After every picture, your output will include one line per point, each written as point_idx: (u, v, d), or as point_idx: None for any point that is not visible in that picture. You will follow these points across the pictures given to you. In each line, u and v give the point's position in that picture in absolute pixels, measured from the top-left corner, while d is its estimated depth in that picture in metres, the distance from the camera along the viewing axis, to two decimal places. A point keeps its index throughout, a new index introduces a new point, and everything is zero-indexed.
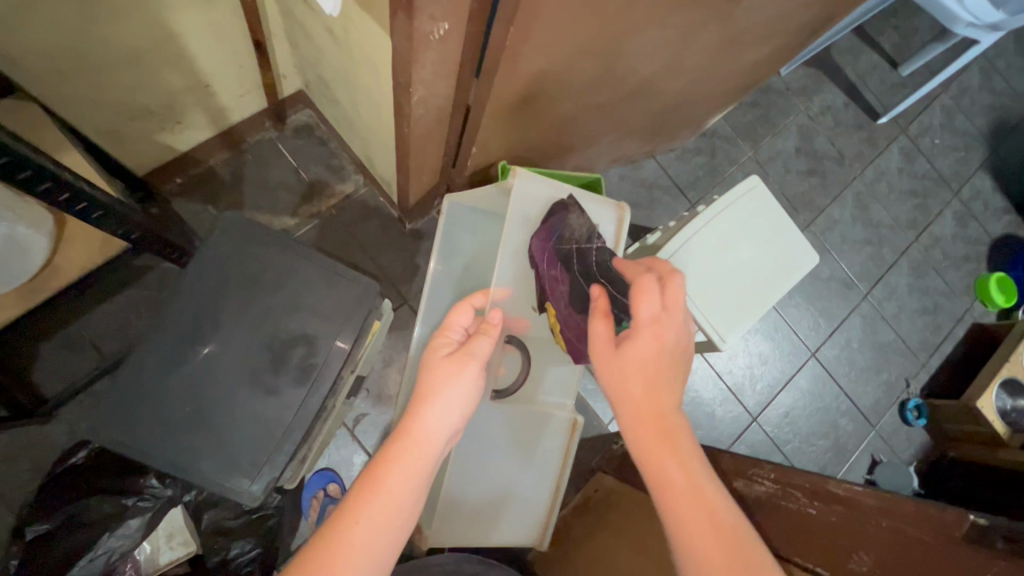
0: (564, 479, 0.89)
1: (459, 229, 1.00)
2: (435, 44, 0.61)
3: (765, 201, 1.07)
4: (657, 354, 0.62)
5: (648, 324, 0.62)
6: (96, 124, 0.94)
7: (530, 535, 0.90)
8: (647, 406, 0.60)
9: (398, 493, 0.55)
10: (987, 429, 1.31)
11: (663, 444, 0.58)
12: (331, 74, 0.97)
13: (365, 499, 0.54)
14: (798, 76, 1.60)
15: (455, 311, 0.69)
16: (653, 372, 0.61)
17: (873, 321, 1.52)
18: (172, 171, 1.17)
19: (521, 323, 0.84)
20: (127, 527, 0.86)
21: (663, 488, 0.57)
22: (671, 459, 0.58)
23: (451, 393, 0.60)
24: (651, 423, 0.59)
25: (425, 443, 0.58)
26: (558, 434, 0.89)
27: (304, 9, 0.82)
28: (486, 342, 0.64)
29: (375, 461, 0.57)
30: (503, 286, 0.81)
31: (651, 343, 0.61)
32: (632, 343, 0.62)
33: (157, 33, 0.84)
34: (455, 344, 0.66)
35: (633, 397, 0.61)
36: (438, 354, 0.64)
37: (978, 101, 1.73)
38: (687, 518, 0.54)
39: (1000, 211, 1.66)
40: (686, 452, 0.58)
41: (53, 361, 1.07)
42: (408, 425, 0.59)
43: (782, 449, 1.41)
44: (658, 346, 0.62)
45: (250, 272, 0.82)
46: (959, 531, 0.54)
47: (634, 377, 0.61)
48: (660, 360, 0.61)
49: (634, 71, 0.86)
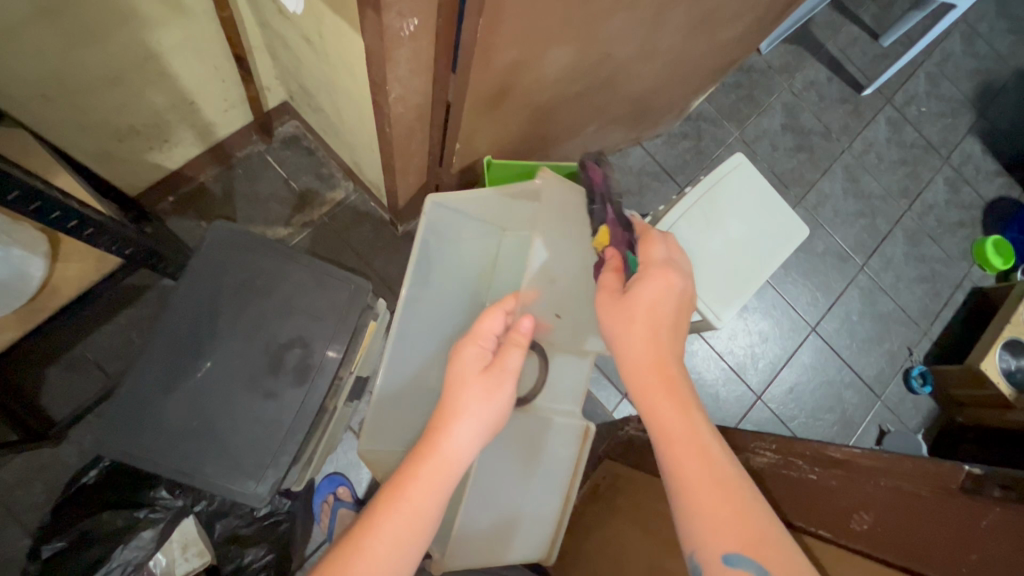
0: (573, 491, 0.88)
1: (436, 234, 0.89)
2: (406, 40, 0.62)
3: (752, 176, 1.08)
4: (659, 304, 0.64)
5: (655, 271, 0.66)
6: (84, 147, 0.96)
7: (538, 549, 0.87)
8: (645, 354, 0.61)
9: (423, 509, 0.55)
10: (993, 391, 1.31)
11: (662, 393, 0.59)
12: (311, 82, 0.99)
13: (387, 514, 0.54)
14: (780, 53, 1.61)
15: (486, 316, 0.68)
16: (654, 319, 0.63)
17: (871, 292, 1.52)
18: (164, 190, 1.19)
19: (544, 325, 0.88)
20: (141, 538, 0.88)
21: (665, 438, 0.56)
22: (670, 404, 0.58)
23: (482, 411, 0.60)
24: (651, 372, 0.60)
25: (453, 464, 0.58)
26: (570, 443, 0.89)
27: (279, 19, 0.83)
28: (518, 354, 0.64)
29: (401, 475, 0.57)
30: (533, 287, 0.86)
31: (652, 292, 0.64)
32: (636, 291, 0.65)
33: (139, 51, 0.86)
34: (487, 356, 0.65)
35: (634, 346, 0.62)
36: (472, 369, 0.63)
37: (962, 67, 1.73)
38: (689, 473, 0.53)
39: (992, 173, 1.66)
40: (686, 401, 0.58)
41: (61, 386, 1.09)
42: (437, 440, 0.58)
43: (788, 425, 1.41)
44: (660, 293, 0.64)
45: (241, 279, 0.83)
46: (955, 483, 0.53)
47: (640, 321, 0.63)
48: (662, 308, 0.64)
49: (610, 56, 0.87)
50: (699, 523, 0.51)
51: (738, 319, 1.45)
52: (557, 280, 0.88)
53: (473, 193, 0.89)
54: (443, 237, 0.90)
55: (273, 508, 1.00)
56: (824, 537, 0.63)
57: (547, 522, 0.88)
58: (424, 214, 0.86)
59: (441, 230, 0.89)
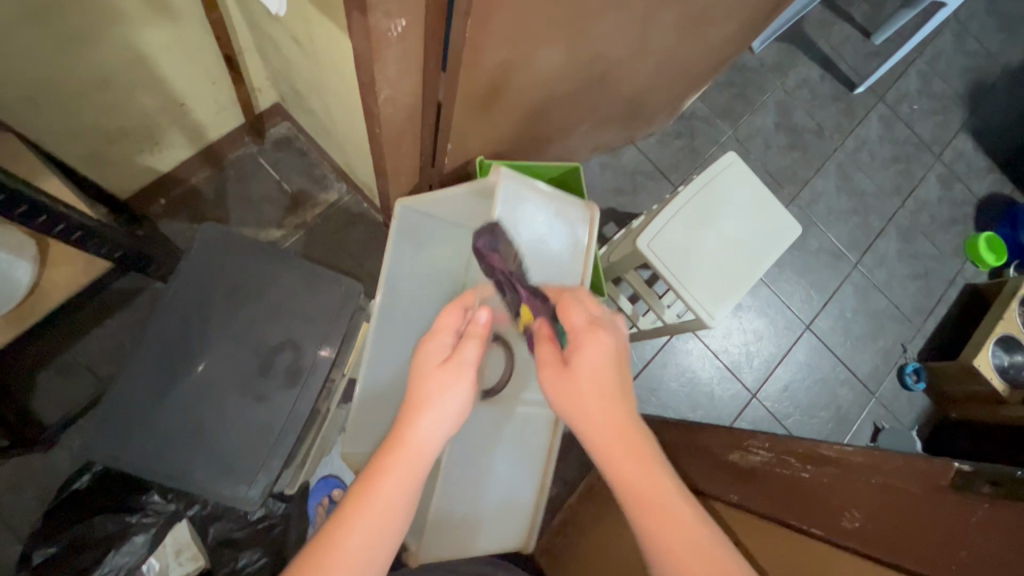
0: (547, 477, 0.85)
1: (411, 238, 0.90)
2: (394, 41, 0.62)
3: (744, 176, 1.08)
4: (606, 368, 0.58)
5: (591, 336, 0.60)
6: (74, 150, 0.95)
7: (514, 538, 0.84)
8: (605, 428, 0.56)
9: (393, 505, 0.55)
10: (987, 387, 1.32)
11: (629, 468, 0.54)
12: (302, 84, 0.98)
13: (357, 508, 0.54)
14: (772, 52, 1.61)
15: (445, 313, 0.68)
16: (602, 386, 0.58)
17: (864, 289, 1.53)
18: (155, 193, 1.19)
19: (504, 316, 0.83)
20: (133, 543, 0.88)
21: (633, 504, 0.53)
22: (643, 481, 0.54)
23: (445, 401, 0.60)
24: (614, 446, 0.55)
25: (416, 455, 0.57)
26: (541, 432, 0.86)
27: (268, 20, 0.83)
28: (476, 345, 0.63)
29: (368, 471, 0.56)
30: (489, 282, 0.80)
31: (591, 357, 0.58)
32: (578, 359, 0.59)
33: (128, 53, 0.85)
34: (448, 347, 0.65)
35: (589, 418, 0.57)
36: (431, 361, 0.63)
37: (953, 64, 1.73)
38: (675, 560, 0.50)
39: (984, 170, 1.67)
40: (656, 472, 0.54)
41: (54, 391, 1.08)
42: (403, 432, 0.58)
43: (783, 423, 1.42)
44: (603, 356, 0.59)
45: (231, 282, 0.83)
46: (946, 479, 0.54)
47: (590, 393, 0.57)
48: (609, 372, 0.58)
49: (600, 56, 0.87)
50: None
51: (733, 318, 1.46)
52: None
53: (434, 195, 0.83)
54: (420, 240, 0.91)
55: (267, 512, 0.99)
56: (813, 534, 0.63)
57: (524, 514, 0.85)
58: (394, 218, 0.88)
59: (413, 232, 0.90)
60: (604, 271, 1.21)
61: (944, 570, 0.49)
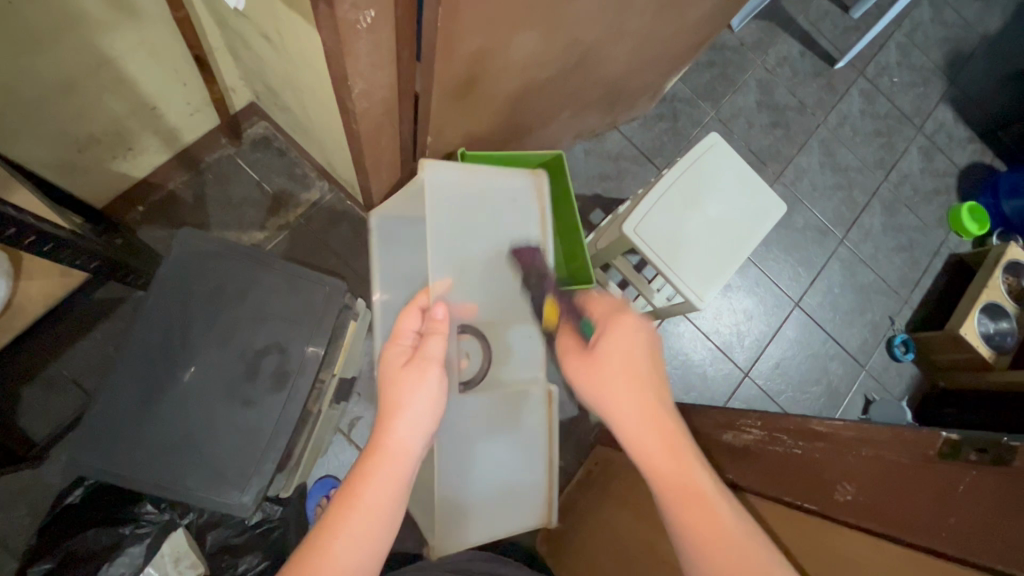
0: (554, 454, 0.88)
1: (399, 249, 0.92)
2: (364, 33, 0.61)
3: (727, 155, 1.08)
4: (631, 349, 0.66)
5: (620, 320, 0.68)
6: (46, 159, 0.93)
7: (536, 516, 0.89)
8: (635, 410, 0.63)
9: (377, 506, 0.56)
10: (974, 354, 1.34)
11: (660, 450, 0.60)
12: (276, 80, 0.96)
13: (345, 516, 0.55)
14: (751, 30, 1.60)
15: (403, 316, 0.69)
16: (631, 367, 0.65)
17: (851, 264, 1.54)
18: (132, 200, 1.16)
19: (468, 309, 0.81)
20: (128, 554, 0.87)
21: (664, 492, 0.58)
22: (667, 459, 0.60)
23: (416, 402, 0.60)
24: (645, 423, 0.62)
25: (398, 459, 0.58)
26: (536, 410, 0.87)
27: (236, 17, 0.81)
28: (438, 342, 0.64)
29: (352, 477, 0.57)
30: (443, 277, 0.78)
31: (618, 343, 0.66)
32: (602, 343, 0.67)
33: (92, 56, 0.83)
34: (409, 351, 0.65)
35: (618, 399, 0.64)
36: (395, 365, 0.63)
37: (931, 35, 1.74)
38: (696, 529, 0.55)
39: (964, 140, 1.68)
40: (685, 457, 0.60)
41: (36, 405, 1.06)
42: (381, 439, 0.59)
43: (776, 400, 1.43)
44: (629, 342, 0.67)
45: (212, 286, 0.82)
46: (933, 448, 0.54)
47: (617, 373, 0.65)
48: (634, 355, 0.66)
49: (577, 39, 0.85)
50: None
51: (722, 298, 1.46)
52: (482, 263, 0.82)
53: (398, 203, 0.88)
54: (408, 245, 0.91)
55: (264, 515, 0.99)
56: (810, 510, 0.64)
57: (538, 491, 0.88)
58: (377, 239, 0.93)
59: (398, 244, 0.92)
60: (592, 259, 1.21)
61: (937, 538, 0.50)
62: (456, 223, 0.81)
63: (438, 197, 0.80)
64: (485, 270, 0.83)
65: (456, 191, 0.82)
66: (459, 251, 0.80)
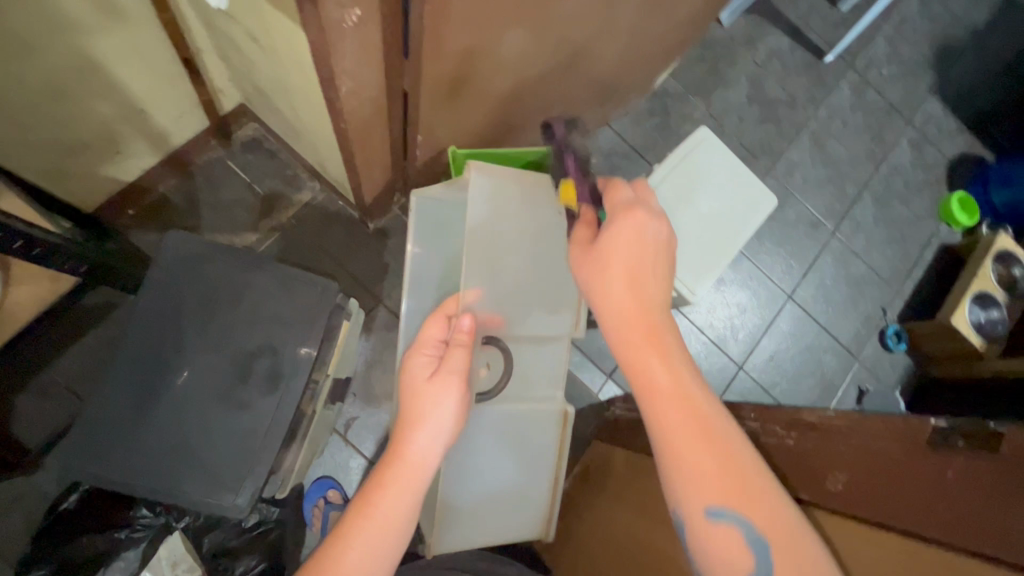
0: (560, 471, 0.89)
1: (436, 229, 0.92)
2: (350, 32, 0.61)
3: (717, 148, 1.08)
4: (637, 244, 0.61)
5: (629, 216, 0.62)
6: (33, 164, 0.92)
7: (534, 529, 0.90)
8: (629, 304, 0.59)
9: (395, 514, 0.56)
10: (965, 344, 1.35)
11: (648, 347, 0.57)
12: (264, 82, 0.96)
13: (361, 524, 0.55)
14: (741, 25, 1.61)
15: (428, 325, 0.68)
16: (633, 263, 0.60)
17: (843, 256, 1.55)
18: (122, 204, 1.16)
19: (495, 320, 0.81)
20: (124, 559, 0.86)
21: (646, 390, 0.55)
22: (657, 358, 0.56)
23: (438, 412, 0.61)
24: (633, 319, 0.58)
25: (418, 469, 0.58)
26: (550, 429, 0.88)
27: (223, 18, 0.81)
28: (462, 353, 0.64)
29: (370, 485, 0.58)
30: (474, 285, 0.78)
31: (625, 240, 0.61)
32: (607, 236, 0.62)
33: (78, 60, 0.82)
34: (433, 361, 0.65)
35: (612, 295, 0.60)
36: (420, 376, 0.63)
37: (919, 28, 1.75)
38: (673, 423, 0.53)
39: (953, 132, 1.69)
40: (675, 359, 0.57)
41: (30, 413, 1.06)
42: (400, 448, 0.59)
43: (770, 393, 1.44)
44: (636, 235, 0.61)
45: (204, 289, 0.82)
46: (920, 437, 0.54)
47: (617, 271, 0.60)
48: (641, 250, 0.61)
49: (566, 37, 0.85)
50: (685, 478, 0.52)
51: (715, 292, 1.47)
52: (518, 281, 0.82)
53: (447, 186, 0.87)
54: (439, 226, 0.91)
55: (261, 516, 1.00)
56: (806, 501, 0.65)
57: (539, 506, 0.89)
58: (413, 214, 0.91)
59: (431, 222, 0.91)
60: None
61: (928, 529, 0.51)
62: (493, 230, 0.80)
63: (480, 202, 0.79)
64: (518, 285, 0.82)
65: (502, 199, 0.80)
66: (491, 257, 0.80)
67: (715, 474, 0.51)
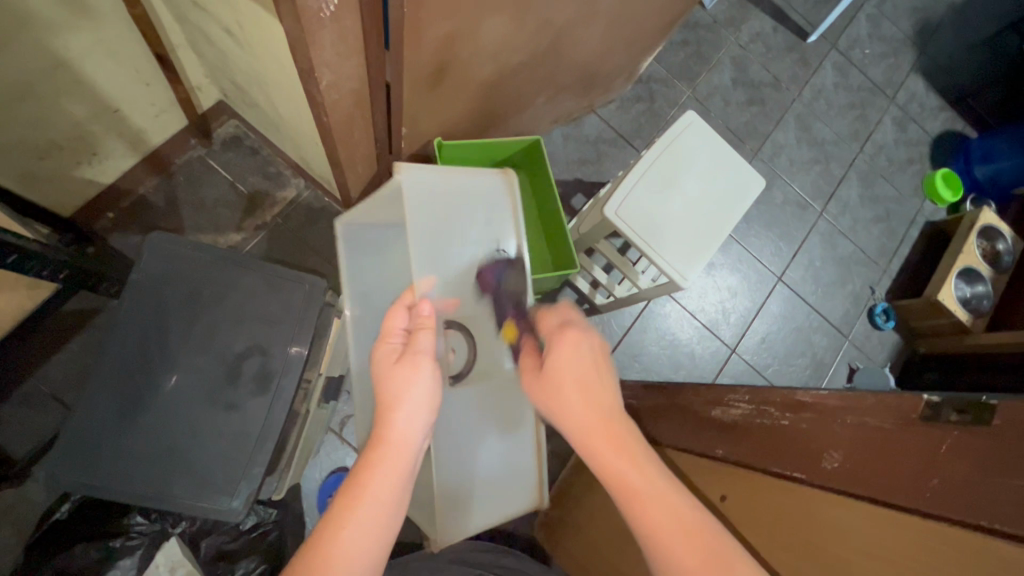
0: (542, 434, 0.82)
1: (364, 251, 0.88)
2: (328, 22, 0.59)
3: (704, 133, 1.07)
4: (578, 361, 0.65)
5: (563, 336, 0.66)
6: (6, 169, 0.90)
7: (530, 499, 0.82)
8: (587, 419, 0.62)
9: (382, 502, 0.55)
10: (952, 319, 1.36)
11: (613, 453, 0.59)
12: (242, 76, 0.94)
13: (349, 508, 0.54)
14: (723, 7, 1.60)
15: (390, 315, 0.67)
16: (581, 377, 0.64)
17: (831, 236, 1.56)
18: (101, 207, 1.13)
19: (452, 303, 0.77)
20: (120, 567, 0.86)
21: (624, 495, 0.56)
22: (626, 464, 0.58)
23: (412, 396, 0.60)
24: (596, 433, 0.61)
25: (403, 450, 0.58)
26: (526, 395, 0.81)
27: (196, 12, 0.78)
28: (429, 335, 0.63)
29: (357, 472, 0.57)
30: (427, 274, 0.75)
31: (568, 355, 0.65)
32: (550, 357, 0.66)
33: (45, 60, 0.79)
34: (399, 348, 0.64)
35: (570, 414, 0.63)
36: (388, 360, 0.63)
37: (900, 6, 1.75)
38: (655, 520, 0.54)
39: (936, 109, 1.70)
40: (639, 458, 0.59)
41: (15, 424, 1.04)
42: (382, 431, 0.59)
43: (764, 374, 1.45)
44: (574, 351, 0.65)
45: (188, 290, 0.80)
46: (916, 413, 0.55)
47: (569, 384, 0.63)
48: (584, 365, 0.65)
49: (548, 22, 0.84)
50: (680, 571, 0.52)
51: (706, 277, 1.47)
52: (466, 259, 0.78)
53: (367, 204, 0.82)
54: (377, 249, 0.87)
55: (258, 519, 0.98)
56: (799, 479, 0.64)
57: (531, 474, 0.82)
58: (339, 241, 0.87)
59: (366, 243, 0.87)
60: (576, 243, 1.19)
61: (924, 497, 0.51)
62: (433, 222, 0.76)
63: (416, 201, 0.75)
64: (466, 269, 0.78)
65: (433, 192, 0.77)
66: (435, 247, 0.76)
67: (698, 557, 0.51)
